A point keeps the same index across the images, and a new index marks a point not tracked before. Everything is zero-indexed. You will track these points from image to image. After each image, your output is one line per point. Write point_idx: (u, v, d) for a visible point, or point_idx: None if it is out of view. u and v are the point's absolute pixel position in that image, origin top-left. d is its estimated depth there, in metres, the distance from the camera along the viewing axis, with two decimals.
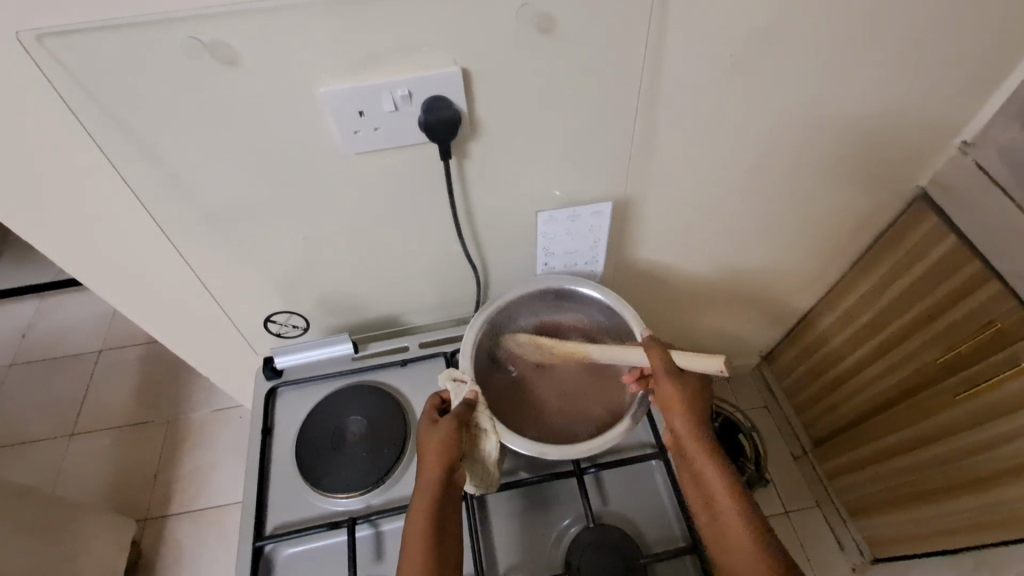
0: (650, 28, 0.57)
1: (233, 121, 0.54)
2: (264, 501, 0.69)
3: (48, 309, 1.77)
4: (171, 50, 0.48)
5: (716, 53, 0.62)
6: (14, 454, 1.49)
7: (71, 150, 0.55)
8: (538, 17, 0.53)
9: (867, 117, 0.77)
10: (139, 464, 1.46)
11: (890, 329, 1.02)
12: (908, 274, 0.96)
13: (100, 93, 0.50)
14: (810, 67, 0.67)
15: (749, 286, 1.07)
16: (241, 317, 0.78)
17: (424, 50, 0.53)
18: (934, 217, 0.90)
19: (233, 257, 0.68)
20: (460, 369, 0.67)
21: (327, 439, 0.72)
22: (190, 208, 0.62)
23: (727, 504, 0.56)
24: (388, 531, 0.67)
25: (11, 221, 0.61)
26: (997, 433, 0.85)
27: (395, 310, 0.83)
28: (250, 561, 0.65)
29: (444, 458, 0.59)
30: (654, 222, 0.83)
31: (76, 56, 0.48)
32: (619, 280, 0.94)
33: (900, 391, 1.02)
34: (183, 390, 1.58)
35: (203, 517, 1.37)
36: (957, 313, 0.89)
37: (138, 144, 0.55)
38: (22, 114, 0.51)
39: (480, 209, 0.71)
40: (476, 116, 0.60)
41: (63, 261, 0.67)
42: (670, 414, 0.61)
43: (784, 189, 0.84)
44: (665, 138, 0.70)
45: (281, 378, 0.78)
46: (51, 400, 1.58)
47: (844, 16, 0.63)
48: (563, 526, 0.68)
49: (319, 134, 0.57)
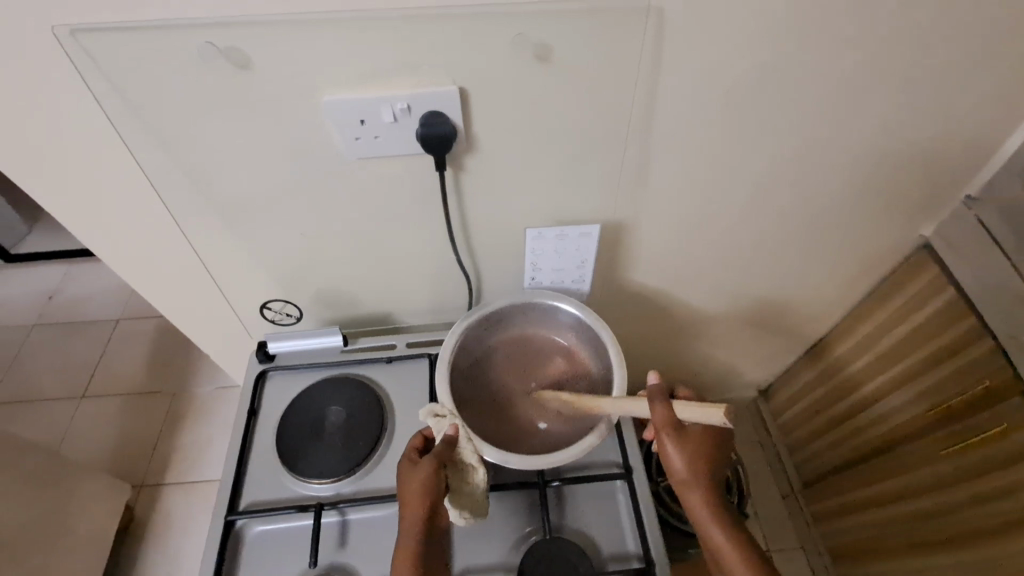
0: (643, 64, 0.60)
1: (243, 119, 0.58)
2: (241, 478, 0.73)
3: (74, 275, 1.86)
4: (190, 52, 0.53)
5: (711, 91, 0.64)
6: (27, 410, 1.56)
7: (95, 132, 0.59)
8: (535, 46, 0.56)
9: (867, 165, 0.77)
10: (140, 432, 1.52)
11: (886, 376, 1.01)
12: (906, 322, 0.96)
13: (124, 86, 0.54)
14: (807, 112, 0.69)
15: (743, 319, 1.07)
16: (241, 300, 0.82)
17: (425, 69, 0.57)
18: (934, 268, 0.90)
19: (236, 245, 0.73)
20: (440, 403, 0.68)
21: (307, 426, 0.75)
22: (200, 196, 0.66)
23: (735, 560, 0.59)
24: (354, 520, 0.70)
25: (37, 194, 0.66)
26: (978, 493, 0.84)
27: (388, 308, 0.86)
28: (220, 534, 0.68)
29: (423, 498, 0.61)
30: (647, 248, 0.85)
31: (104, 52, 0.52)
32: (612, 302, 0.96)
33: (888, 442, 1.02)
34: (189, 365, 1.64)
35: (195, 490, 1.43)
36: (949, 367, 0.89)
37: (155, 134, 0.59)
38: (55, 97, 0.56)
39: (474, 221, 0.74)
40: (473, 133, 0.63)
41: (80, 234, 0.71)
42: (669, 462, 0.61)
43: (780, 226, 0.85)
44: (658, 167, 0.72)
45: (272, 362, 0.82)
46: (67, 361, 1.66)
47: (844, 65, 0.64)
48: (523, 535, 0.69)
49: (323, 138, 0.61)
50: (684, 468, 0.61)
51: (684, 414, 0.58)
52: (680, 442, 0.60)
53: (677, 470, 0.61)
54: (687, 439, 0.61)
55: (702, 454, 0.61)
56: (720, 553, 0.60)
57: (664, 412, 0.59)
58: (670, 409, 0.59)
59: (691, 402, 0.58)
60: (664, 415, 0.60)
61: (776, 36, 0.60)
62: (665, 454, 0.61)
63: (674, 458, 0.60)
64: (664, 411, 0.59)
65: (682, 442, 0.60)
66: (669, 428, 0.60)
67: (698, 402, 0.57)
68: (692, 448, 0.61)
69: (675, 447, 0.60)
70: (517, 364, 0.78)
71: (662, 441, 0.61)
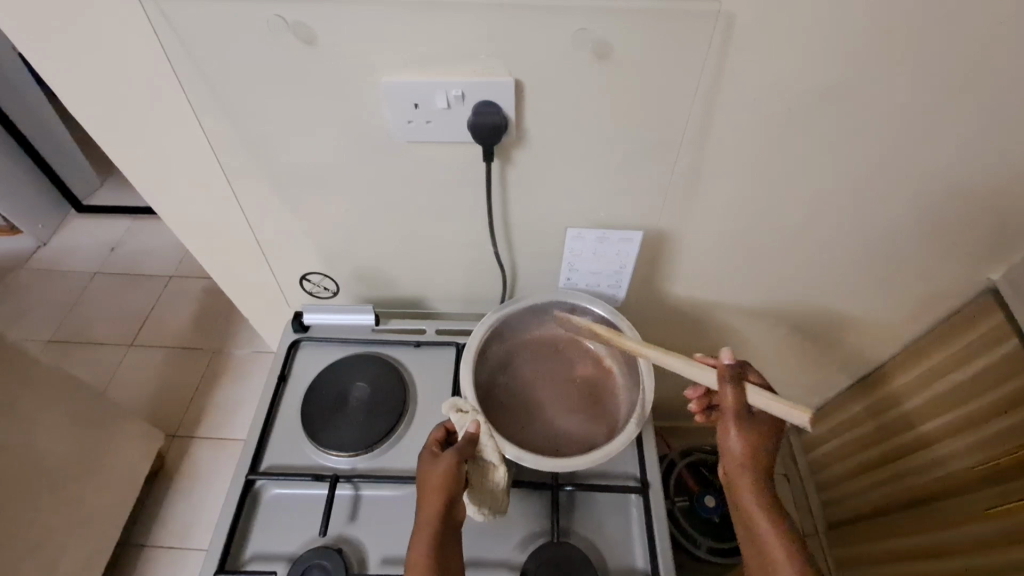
0: (705, 71, 0.58)
1: (303, 92, 0.60)
2: (265, 440, 0.75)
3: (137, 231, 1.97)
4: (260, 27, 0.54)
5: (773, 104, 0.61)
6: (82, 351, 1.67)
7: (169, 92, 0.62)
8: (595, 43, 0.55)
9: (936, 196, 0.72)
10: (180, 385, 1.59)
11: (932, 424, 0.94)
12: (960, 370, 0.89)
13: (195, 52, 0.57)
14: (875, 135, 0.65)
15: (784, 347, 1.02)
16: (283, 269, 0.85)
17: (482, 58, 0.57)
18: (999, 313, 0.83)
19: (282, 214, 0.75)
20: (463, 399, 0.67)
21: (332, 398, 0.77)
22: (255, 163, 0.68)
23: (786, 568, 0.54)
24: (366, 496, 0.71)
25: (109, 147, 0.70)
26: (1011, 560, 0.78)
27: (421, 293, 0.87)
28: (239, 491, 0.70)
29: (444, 492, 0.60)
30: (688, 260, 0.82)
31: (180, 17, 0.54)
32: (646, 312, 0.93)
33: (926, 493, 0.95)
34: (231, 327, 1.72)
35: (223, 446, 1.50)
36: (1002, 424, 0.83)
37: (219, 101, 0.61)
38: (135, 55, 0.59)
39: (515, 214, 0.73)
40: (524, 126, 0.63)
41: (143, 189, 0.75)
42: (728, 443, 0.60)
43: (834, 252, 0.81)
44: (709, 179, 0.69)
45: (306, 333, 0.84)
46: (121, 310, 1.76)
47: (925, 85, 0.60)
48: (530, 534, 0.69)
49: (376, 118, 0.62)
50: (743, 453, 0.59)
51: (757, 402, 0.58)
52: (746, 426, 0.59)
53: (735, 454, 0.59)
54: (753, 426, 0.59)
55: (763, 447, 0.59)
56: (766, 550, 0.56)
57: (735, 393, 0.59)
58: (742, 391, 0.59)
59: (765, 392, 0.59)
60: (734, 399, 0.59)
61: (850, 51, 0.57)
62: (726, 437, 0.60)
63: (734, 440, 0.59)
64: (735, 390, 0.59)
65: (747, 426, 0.59)
66: (736, 410, 0.59)
67: (777, 395, 0.57)
68: (756, 436, 0.59)
69: (739, 428, 0.59)
70: (544, 368, 0.76)
71: (726, 422, 0.60)
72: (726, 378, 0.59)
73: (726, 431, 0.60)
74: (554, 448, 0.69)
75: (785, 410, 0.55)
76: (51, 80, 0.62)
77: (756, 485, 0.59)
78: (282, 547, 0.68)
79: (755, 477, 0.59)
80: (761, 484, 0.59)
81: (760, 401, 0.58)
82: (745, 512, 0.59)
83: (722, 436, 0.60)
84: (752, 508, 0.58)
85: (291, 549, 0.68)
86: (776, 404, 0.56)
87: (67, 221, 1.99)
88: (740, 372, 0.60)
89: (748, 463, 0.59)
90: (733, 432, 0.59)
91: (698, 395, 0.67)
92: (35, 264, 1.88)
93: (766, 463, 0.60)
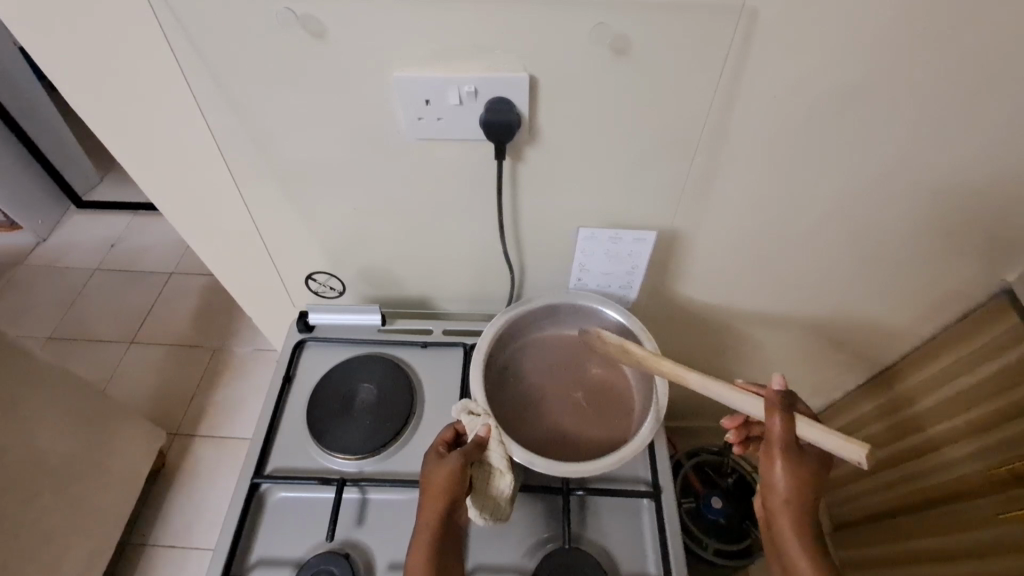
0: (725, 68, 0.56)
1: (311, 87, 0.58)
2: (270, 442, 0.74)
3: (137, 227, 1.96)
4: (269, 19, 0.53)
5: (794, 102, 0.60)
6: (82, 347, 1.65)
7: (172, 85, 0.61)
8: (613, 38, 0.54)
9: (954, 196, 0.70)
10: (181, 383, 1.58)
11: (942, 427, 0.92)
12: (973, 372, 0.87)
13: (201, 45, 0.55)
14: (897, 134, 0.63)
15: (795, 349, 1.00)
16: (288, 268, 0.83)
17: (497, 53, 0.55)
18: (1015, 317, 0.81)
19: (288, 212, 0.73)
20: (475, 401, 0.66)
21: (338, 400, 0.76)
22: (261, 160, 0.67)
23: None
24: (373, 500, 0.70)
25: (112, 142, 0.68)
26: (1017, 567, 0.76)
27: (428, 293, 0.86)
28: (244, 494, 0.69)
29: (446, 494, 0.59)
30: (699, 261, 0.81)
31: (187, 9, 0.53)
32: (655, 314, 0.92)
33: (935, 496, 0.92)
34: (233, 325, 1.70)
35: (225, 445, 1.48)
36: (1015, 428, 0.81)
37: (224, 96, 0.60)
38: (139, 48, 0.57)
39: (525, 213, 0.72)
40: (537, 124, 0.61)
41: (147, 185, 0.74)
42: (770, 477, 0.59)
43: (848, 253, 0.79)
44: (724, 178, 0.68)
45: (311, 333, 0.83)
46: (122, 307, 1.75)
47: (950, 82, 0.58)
48: (541, 540, 0.67)
49: (387, 114, 0.61)
50: (786, 489, 0.58)
51: (807, 434, 0.57)
52: (792, 460, 0.58)
53: (777, 487, 0.59)
54: (801, 463, 0.58)
55: (808, 482, 0.58)
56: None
57: (784, 425, 0.57)
58: (791, 424, 0.58)
59: (816, 424, 0.57)
60: (782, 431, 0.58)
61: (874, 49, 0.55)
62: (769, 470, 0.59)
63: (778, 474, 0.58)
64: (784, 421, 0.58)
65: (794, 461, 0.58)
66: (784, 445, 0.58)
67: (829, 428, 0.56)
68: (803, 469, 0.58)
69: (785, 462, 0.58)
70: (555, 370, 0.75)
71: (772, 455, 0.58)
72: (775, 408, 0.58)
73: (771, 465, 0.59)
74: (551, 453, 0.68)
75: (840, 443, 0.54)
76: (55, 75, 0.61)
77: (796, 518, 0.58)
78: (289, 552, 0.67)
79: (797, 509, 0.58)
80: (801, 518, 0.58)
81: (811, 433, 0.57)
82: (782, 541, 0.59)
83: (766, 468, 0.59)
84: (791, 540, 0.58)
85: (297, 554, 0.66)
86: (829, 439, 0.55)
87: (67, 217, 1.98)
88: (790, 401, 0.59)
89: (791, 497, 0.58)
90: (776, 467, 0.58)
91: (736, 425, 0.68)
92: (35, 261, 1.86)
93: (810, 498, 0.58)
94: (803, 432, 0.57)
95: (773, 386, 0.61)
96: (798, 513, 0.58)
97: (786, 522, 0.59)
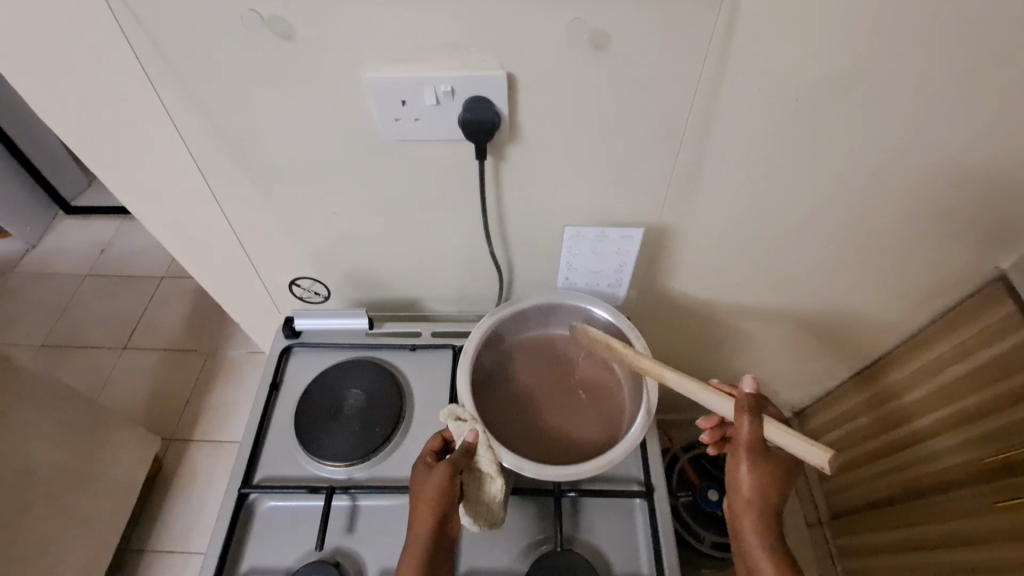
0: (707, 60, 0.55)
1: (283, 90, 0.57)
2: (258, 452, 0.73)
3: (126, 232, 1.94)
4: (235, 22, 0.51)
5: (779, 94, 0.58)
6: (74, 355, 1.64)
7: (141, 91, 0.59)
8: (592, 33, 0.52)
9: (944, 184, 0.69)
10: (175, 388, 1.57)
11: (938, 415, 0.91)
12: (967, 360, 0.86)
13: (167, 49, 0.54)
14: (887, 123, 0.62)
15: (789, 341, 0.99)
16: (272, 273, 0.82)
17: (472, 51, 0.54)
18: (1009, 304, 0.80)
19: (269, 217, 0.72)
20: (461, 406, 0.64)
21: (325, 406, 0.75)
22: (237, 166, 0.65)
23: None
24: (364, 506, 0.69)
25: (85, 151, 0.67)
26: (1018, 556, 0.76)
27: (416, 295, 0.85)
28: (233, 505, 0.68)
29: (436, 505, 0.58)
30: (689, 255, 0.80)
31: (149, 12, 0.51)
32: (646, 310, 0.91)
33: (930, 485, 0.92)
34: (225, 329, 1.69)
35: (221, 449, 1.48)
36: (1011, 417, 0.80)
37: (194, 101, 0.58)
38: (104, 55, 0.56)
39: (510, 212, 0.70)
40: (518, 122, 0.60)
41: (124, 193, 0.72)
42: (736, 478, 0.59)
43: (840, 244, 0.78)
44: (711, 172, 0.67)
45: (298, 339, 0.81)
46: (113, 313, 1.73)
47: (939, 69, 0.57)
48: (535, 542, 0.67)
49: (363, 117, 0.59)
50: (751, 489, 0.58)
51: (773, 435, 0.55)
52: (756, 460, 0.58)
53: (742, 488, 0.58)
54: (766, 463, 0.58)
55: (774, 480, 0.58)
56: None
57: (752, 427, 0.56)
58: (759, 426, 0.57)
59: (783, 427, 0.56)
60: (751, 434, 0.57)
61: (860, 38, 0.54)
62: (735, 468, 0.59)
63: (744, 473, 0.58)
64: (752, 424, 0.57)
65: (760, 461, 0.57)
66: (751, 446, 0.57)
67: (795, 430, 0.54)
68: (768, 469, 0.58)
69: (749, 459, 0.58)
70: (544, 371, 0.74)
71: (738, 453, 0.58)
72: (744, 410, 0.57)
73: (737, 466, 0.59)
74: (540, 455, 0.67)
75: (803, 446, 0.52)
76: (23, 83, 0.59)
77: (759, 516, 0.58)
78: (280, 561, 0.66)
79: (761, 508, 0.58)
80: (766, 515, 0.58)
81: (777, 436, 0.55)
82: (745, 540, 0.59)
83: (733, 467, 0.59)
84: (754, 539, 0.58)
85: (287, 563, 0.66)
86: (793, 442, 0.53)
87: (55, 224, 1.95)
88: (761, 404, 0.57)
89: (754, 496, 0.58)
90: (742, 470, 0.58)
91: (711, 425, 0.68)
92: (25, 268, 1.84)
93: (775, 495, 0.58)
94: (771, 435, 0.56)
95: (744, 387, 0.59)
96: (762, 512, 0.58)
97: (749, 521, 0.58)
